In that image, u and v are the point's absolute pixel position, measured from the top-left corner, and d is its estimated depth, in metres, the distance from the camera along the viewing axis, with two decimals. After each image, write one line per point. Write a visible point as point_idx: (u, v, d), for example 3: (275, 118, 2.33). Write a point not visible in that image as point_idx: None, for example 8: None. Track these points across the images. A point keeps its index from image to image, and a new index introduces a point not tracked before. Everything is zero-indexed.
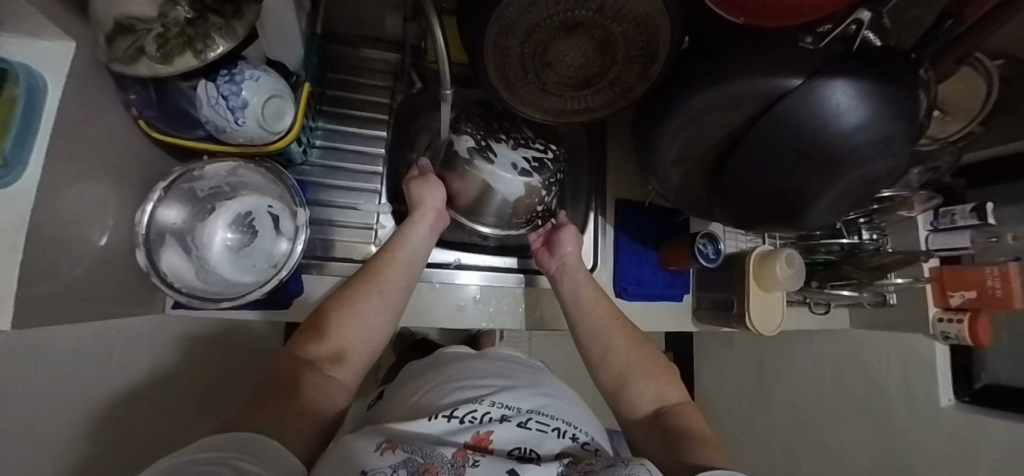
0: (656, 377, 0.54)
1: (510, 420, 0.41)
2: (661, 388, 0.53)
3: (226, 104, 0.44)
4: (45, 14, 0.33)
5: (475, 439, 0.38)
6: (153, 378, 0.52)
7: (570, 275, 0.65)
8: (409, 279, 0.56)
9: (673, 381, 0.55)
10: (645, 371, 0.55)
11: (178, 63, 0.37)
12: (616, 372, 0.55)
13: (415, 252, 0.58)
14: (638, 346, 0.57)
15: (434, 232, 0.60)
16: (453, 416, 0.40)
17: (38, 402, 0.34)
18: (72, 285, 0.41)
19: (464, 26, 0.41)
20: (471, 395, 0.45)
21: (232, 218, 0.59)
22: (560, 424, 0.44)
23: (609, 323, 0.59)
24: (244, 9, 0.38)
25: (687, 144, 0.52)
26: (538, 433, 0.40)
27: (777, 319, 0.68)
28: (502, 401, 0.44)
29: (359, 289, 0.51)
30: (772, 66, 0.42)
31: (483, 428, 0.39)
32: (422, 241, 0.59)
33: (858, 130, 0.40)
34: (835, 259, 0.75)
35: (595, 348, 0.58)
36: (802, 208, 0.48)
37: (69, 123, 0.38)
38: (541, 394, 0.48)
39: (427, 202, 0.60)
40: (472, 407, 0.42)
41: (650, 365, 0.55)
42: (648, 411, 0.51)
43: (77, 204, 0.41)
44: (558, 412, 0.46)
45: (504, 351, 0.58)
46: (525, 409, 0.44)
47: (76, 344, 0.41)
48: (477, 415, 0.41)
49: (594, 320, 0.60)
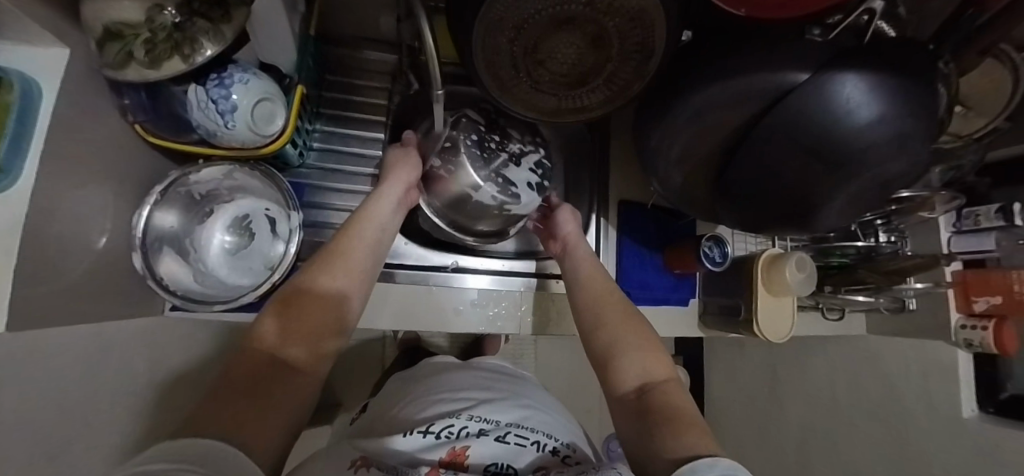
0: (644, 354, 0.50)
1: (488, 434, 0.41)
2: (650, 366, 0.49)
3: (215, 108, 0.45)
4: (36, 21, 0.34)
5: (449, 455, 0.38)
6: (153, 379, 0.52)
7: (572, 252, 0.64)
8: (375, 252, 0.54)
9: (663, 360, 0.50)
10: (635, 347, 0.51)
11: (166, 68, 0.37)
12: (606, 350, 0.52)
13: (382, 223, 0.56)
14: (631, 325, 0.53)
15: (400, 202, 0.59)
16: (429, 432, 0.40)
17: (35, 402, 0.35)
18: (70, 287, 0.42)
19: (454, 23, 0.40)
20: (448, 409, 0.46)
21: (230, 221, 0.61)
22: (540, 437, 0.43)
23: (607, 299, 0.57)
24: (233, 13, 0.38)
25: (687, 144, 0.50)
26: (516, 448, 0.40)
27: (787, 326, 0.65)
28: (480, 415, 0.44)
29: (324, 262, 0.50)
30: (775, 61, 0.40)
31: (460, 443, 0.39)
32: (388, 212, 0.57)
33: (870, 126, 0.37)
34: (850, 262, 0.71)
35: (591, 326, 0.55)
36: (810, 210, 0.46)
37: (66, 128, 0.39)
38: (521, 409, 0.48)
39: (396, 174, 0.59)
40: (448, 422, 0.42)
41: (642, 341, 0.52)
42: (634, 388, 0.47)
43: (73, 208, 0.41)
44: (539, 425, 0.46)
45: (489, 362, 0.62)
46: (504, 423, 0.44)
47: (74, 347, 0.41)
48: (454, 430, 0.41)
49: (592, 300, 0.58)
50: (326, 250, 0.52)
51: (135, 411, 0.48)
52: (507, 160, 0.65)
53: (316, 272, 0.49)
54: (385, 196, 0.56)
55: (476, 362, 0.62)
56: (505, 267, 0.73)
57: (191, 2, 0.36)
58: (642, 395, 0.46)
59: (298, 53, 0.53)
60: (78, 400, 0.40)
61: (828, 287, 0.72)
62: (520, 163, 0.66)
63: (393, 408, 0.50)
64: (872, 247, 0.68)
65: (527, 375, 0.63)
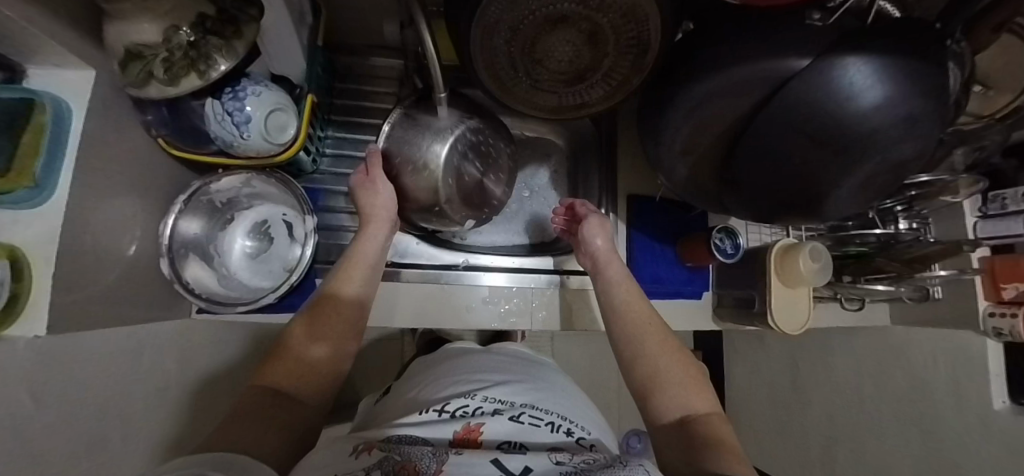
0: (685, 387, 0.49)
1: (503, 413, 0.42)
2: (691, 399, 0.49)
3: (232, 120, 0.47)
4: (61, 44, 0.36)
5: (464, 430, 0.40)
6: (184, 376, 0.55)
7: (603, 270, 0.62)
8: (365, 294, 0.56)
9: (705, 393, 0.50)
10: (674, 380, 0.50)
11: (184, 85, 0.39)
12: (644, 380, 0.51)
13: (372, 265, 0.57)
14: (670, 355, 0.52)
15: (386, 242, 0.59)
16: (444, 410, 0.43)
17: (75, 398, 0.38)
18: (102, 293, 0.45)
19: (452, 28, 0.41)
20: (464, 388, 0.47)
21: (250, 226, 0.63)
22: (554, 418, 0.44)
23: (641, 323, 0.56)
24: (243, 28, 0.40)
25: (691, 135, 0.50)
26: (531, 427, 0.41)
27: (803, 318, 0.63)
28: (495, 396, 0.46)
29: (320, 316, 0.51)
30: (774, 49, 0.40)
31: (473, 420, 0.40)
32: (376, 254, 0.58)
33: (877, 111, 0.36)
34: (869, 251, 0.67)
35: (623, 354, 0.54)
36: (820, 198, 0.45)
37: (93, 144, 0.42)
38: (537, 391, 0.49)
39: (379, 215, 0.58)
40: (463, 402, 0.44)
41: (678, 373, 0.51)
42: (674, 419, 0.47)
43: (104, 218, 0.45)
44: (554, 407, 0.47)
45: (511, 348, 0.62)
46: (520, 403, 0.45)
47: (113, 348, 0.45)
48: (468, 409, 0.43)
49: (622, 323, 0.56)
50: (320, 300, 0.52)
51: (170, 405, 0.52)
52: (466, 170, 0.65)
53: (322, 321, 0.50)
54: (371, 242, 0.57)
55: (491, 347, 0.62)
56: (517, 264, 0.74)
57: (204, 22, 0.39)
58: (684, 430, 0.45)
59: (307, 64, 0.56)
60: (116, 397, 0.44)
61: (846, 277, 0.71)
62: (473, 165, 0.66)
63: (414, 391, 0.50)
64: (892, 236, 0.65)
65: (545, 358, 0.63)
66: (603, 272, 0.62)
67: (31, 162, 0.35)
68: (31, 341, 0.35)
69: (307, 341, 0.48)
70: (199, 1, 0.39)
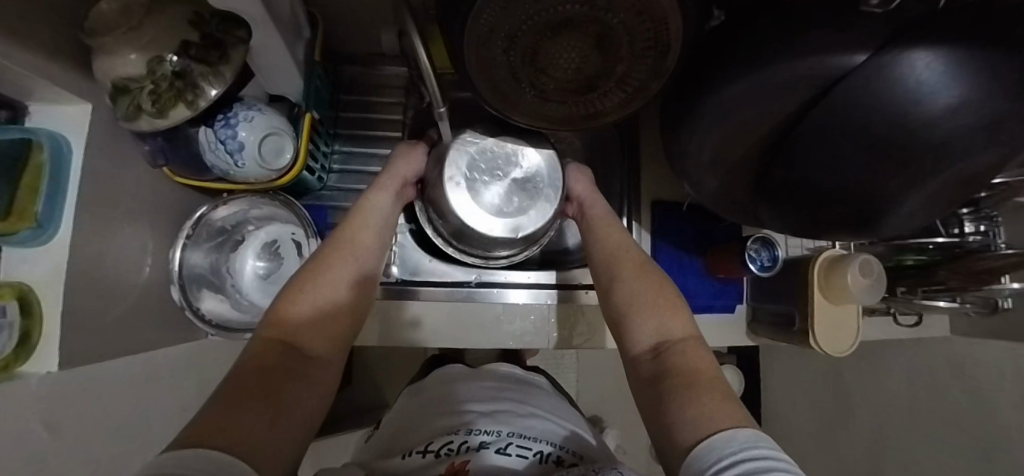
0: (659, 311, 0.50)
1: (489, 447, 0.40)
2: (667, 322, 0.49)
3: (224, 148, 0.47)
4: (53, 82, 0.36)
5: (450, 469, 0.37)
6: (202, 394, 0.56)
7: (589, 215, 0.64)
8: (379, 246, 0.55)
9: (682, 316, 0.50)
10: (648, 305, 0.51)
11: (172, 115, 0.40)
12: (624, 306, 0.52)
13: (385, 220, 0.57)
14: (649, 280, 0.53)
15: (399, 201, 0.60)
16: (428, 451, 0.40)
17: (94, 428, 0.39)
18: (120, 319, 0.46)
19: (446, 36, 0.37)
20: (453, 422, 0.45)
21: (260, 246, 0.62)
22: (544, 446, 0.41)
23: (621, 257, 0.57)
24: (230, 51, 0.42)
25: (718, 144, 0.45)
26: (518, 459, 0.38)
27: (849, 337, 0.57)
28: (481, 428, 0.43)
29: (326, 258, 0.50)
30: (820, 46, 0.34)
31: (459, 458, 0.38)
32: (389, 207, 0.58)
33: (951, 115, 0.30)
34: (933, 262, 0.63)
35: (604, 285, 0.56)
36: (876, 215, 0.39)
37: (96, 177, 0.41)
38: (525, 417, 0.46)
39: (396, 172, 0.60)
40: (448, 438, 0.41)
41: (657, 296, 0.52)
42: (649, 347, 0.48)
43: (113, 247, 0.45)
44: (544, 433, 0.44)
45: (505, 369, 0.59)
46: (506, 433, 0.42)
47: (137, 370, 0.46)
48: (453, 447, 0.40)
49: (607, 261, 0.57)
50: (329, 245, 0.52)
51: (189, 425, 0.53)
52: (485, 186, 0.64)
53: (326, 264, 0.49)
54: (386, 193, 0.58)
55: (485, 367, 0.59)
56: (532, 279, 0.73)
57: (188, 49, 0.40)
58: (659, 355, 0.46)
59: (305, 80, 0.54)
60: (136, 420, 0.44)
61: (901, 287, 0.64)
62: (487, 182, 0.64)
63: (404, 428, 0.48)
64: (956, 243, 0.58)
65: (541, 378, 0.61)
66: (589, 217, 0.64)
67: (30, 203, 0.35)
68: (45, 377, 0.35)
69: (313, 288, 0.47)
70: (181, 29, 0.40)
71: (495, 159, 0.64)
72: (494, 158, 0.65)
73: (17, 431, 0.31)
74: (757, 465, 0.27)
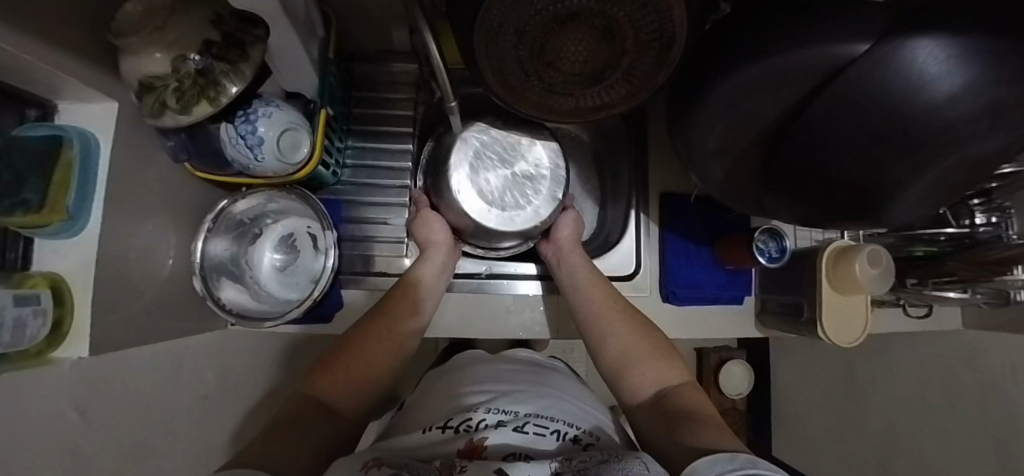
0: (652, 360, 0.52)
1: (506, 425, 0.41)
2: (661, 370, 0.51)
3: (245, 143, 0.49)
4: (81, 80, 0.37)
5: (469, 446, 0.38)
6: (223, 382, 0.59)
7: (565, 258, 0.64)
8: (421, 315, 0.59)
9: (676, 363, 0.52)
10: (644, 353, 0.53)
11: (196, 112, 0.42)
12: (617, 360, 0.53)
13: (427, 288, 0.61)
14: (642, 331, 0.55)
15: (445, 266, 0.63)
16: (448, 427, 0.42)
17: (124, 411, 0.41)
18: (145, 308, 0.48)
19: (455, 31, 0.38)
20: (470, 401, 0.46)
21: (277, 240, 0.64)
22: (560, 425, 0.42)
23: (608, 308, 0.58)
24: (249, 50, 0.43)
25: (727, 133, 0.45)
26: (536, 437, 0.39)
27: (858, 328, 0.57)
28: (499, 407, 0.44)
29: (368, 326, 0.54)
30: (827, 33, 0.34)
31: (477, 436, 0.39)
32: (432, 277, 0.62)
33: (954, 101, 0.30)
34: (941, 251, 0.61)
35: (593, 340, 0.56)
36: (884, 203, 0.40)
37: (123, 172, 0.43)
38: (540, 398, 0.47)
39: (433, 238, 0.64)
40: (467, 416, 0.43)
41: (652, 345, 0.54)
42: (650, 395, 0.49)
43: (139, 239, 0.47)
44: (559, 413, 0.45)
45: (522, 354, 0.60)
46: (523, 413, 0.43)
47: (161, 361, 0.48)
48: (471, 424, 0.42)
49: (593, 316, 0.58)
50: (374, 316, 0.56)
51: (212, 413, 0.55)
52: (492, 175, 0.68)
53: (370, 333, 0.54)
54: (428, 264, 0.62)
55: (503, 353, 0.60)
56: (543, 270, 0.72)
57: (210, 47, 0.41)
58: (659, 401, 0.48)
59: (319, 77, 0.55)
60: (162, 407, 0.46)
61: (912, 279, 0.62)
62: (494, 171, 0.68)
63: (422, 406, 0.50)
64: (966, 234, 0.58)
65: (557, 363, 0.62)
66: (568, 262, 0.64)
67: (63, 197, 0.37)
68: (75, 364, 0.37)
69: (359, 340, 0.53)
70: (203, 28, 0.41)
71: (500, 150, 0.69)
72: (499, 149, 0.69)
73: (53, 411, 0.33)
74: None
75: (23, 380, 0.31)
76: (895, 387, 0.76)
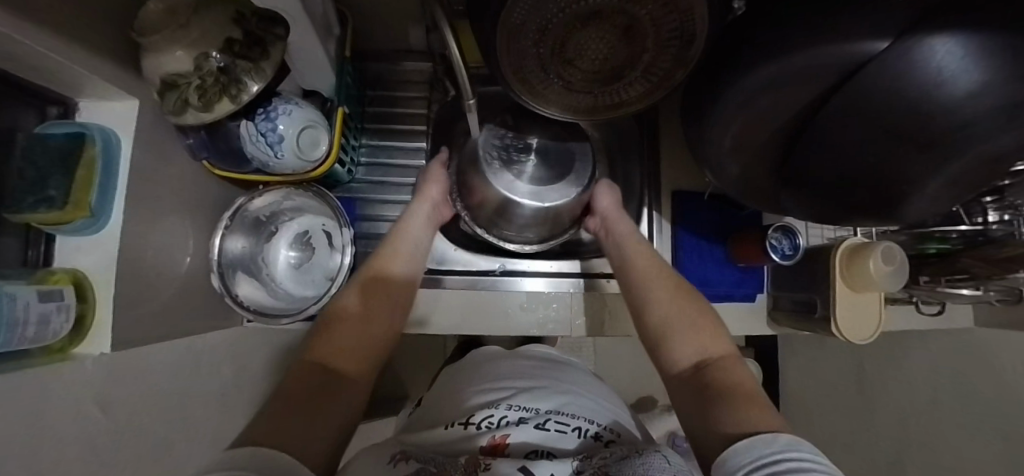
0: (695, 330, 0.51)
1: (527, 422, 0.41)
2: (705, 342, 0.49)
3: (266, 140, 0.50)
4: (104, 79, 0.38)
5: (491, 443, 0.39)
6: (239, 377, 0.59)
7: (612, 229, 0.65)
8: (411, 270, 0.58)
9: (721, 337, 0.50)
10: (689, 325, 0.52)
11: (218, 109, 0.44)
12: (659, 328, 0.53)
13: (418, 238, 0.60)
14: (683, 300, 0.54)
15: (433, 218, 0.63)
16: (469, 423, 0.42)
17: (146, 406, 0.41)
18: (165, 305, 0.49)
19: (475, 28, 0.38)
20: (489, 398, 0.47)
21: (293, 237, 0.65)
22: (582, 423, 0.43)
23: (653, 276, 0.58)
24: (270, 48, 0.45)
25: (743, 130, 0.45)
26: (557, 435, 0.40)
27: (872, 324, 0.57)
28: (519, 404, 0.44)
29: (366, 277, 0.54)
30: (846, 30, 0.34)
31: (499, 432, 0.40)
32: (423, 227, 0.61)
33: (977, 98, 0.30)
34: (956, 248, 0.61)
35: (637, 307, 0.57)
36: (902, 200, 0.40)
37: (143, 170, 0.44)
38: (562, 394, 0.47)
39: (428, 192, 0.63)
40: (488, 412, 0.43)
41: (694, 315, 0.52)
42: (689, 365, 0.48)
43: (158, 238, 0.47)
44: (580, 410, 0.45)
45: (538, 350, 0.60)
46: (544, 410, 0.43)
47: (180, 355, 0.48)
48: (493, 420, 0.42)
49: (639, 282, 0.58)
50: (366, 269, 0.55)
51: (229, 408, 0.55)
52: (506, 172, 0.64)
53: (372, 295, 0.52)
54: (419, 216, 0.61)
55: (523, 348, 0.60)
56: (555, 268, 0.74)
57: (232, 46, 0.42)
58: (700, 370, 0.47)
59: (336, 76, 0.55)
60: (181, 403, 0.46)
61: (924, 276, 0.63)
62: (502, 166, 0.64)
63: (442, 402, 0.50)
64: (979, 231, 0.57)
65: (576, 361, 0.61)
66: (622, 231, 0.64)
67: (87, 195, 0.37)
68: (98, 359, 0.37)
69: (347, 319, 0.49)
70: (225, 26, 0.42)
71: (506, 145, 0.65)
72: (505, 145, 0.65)
73: (77, 406, 0.33)
74: (800, 466, 0.28)
75: (47, 375, 0.31)
76: (906, 386, 0.76)
